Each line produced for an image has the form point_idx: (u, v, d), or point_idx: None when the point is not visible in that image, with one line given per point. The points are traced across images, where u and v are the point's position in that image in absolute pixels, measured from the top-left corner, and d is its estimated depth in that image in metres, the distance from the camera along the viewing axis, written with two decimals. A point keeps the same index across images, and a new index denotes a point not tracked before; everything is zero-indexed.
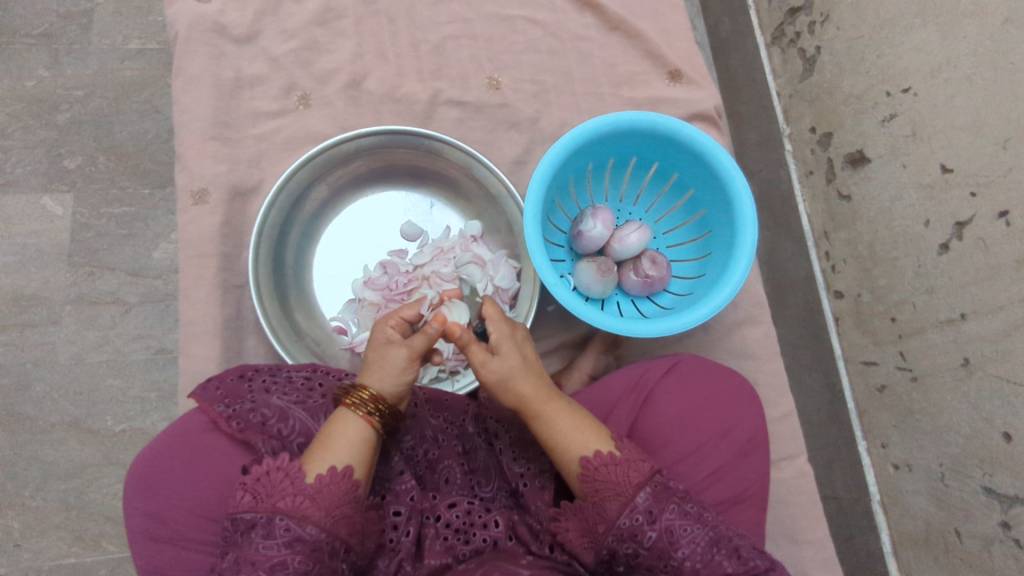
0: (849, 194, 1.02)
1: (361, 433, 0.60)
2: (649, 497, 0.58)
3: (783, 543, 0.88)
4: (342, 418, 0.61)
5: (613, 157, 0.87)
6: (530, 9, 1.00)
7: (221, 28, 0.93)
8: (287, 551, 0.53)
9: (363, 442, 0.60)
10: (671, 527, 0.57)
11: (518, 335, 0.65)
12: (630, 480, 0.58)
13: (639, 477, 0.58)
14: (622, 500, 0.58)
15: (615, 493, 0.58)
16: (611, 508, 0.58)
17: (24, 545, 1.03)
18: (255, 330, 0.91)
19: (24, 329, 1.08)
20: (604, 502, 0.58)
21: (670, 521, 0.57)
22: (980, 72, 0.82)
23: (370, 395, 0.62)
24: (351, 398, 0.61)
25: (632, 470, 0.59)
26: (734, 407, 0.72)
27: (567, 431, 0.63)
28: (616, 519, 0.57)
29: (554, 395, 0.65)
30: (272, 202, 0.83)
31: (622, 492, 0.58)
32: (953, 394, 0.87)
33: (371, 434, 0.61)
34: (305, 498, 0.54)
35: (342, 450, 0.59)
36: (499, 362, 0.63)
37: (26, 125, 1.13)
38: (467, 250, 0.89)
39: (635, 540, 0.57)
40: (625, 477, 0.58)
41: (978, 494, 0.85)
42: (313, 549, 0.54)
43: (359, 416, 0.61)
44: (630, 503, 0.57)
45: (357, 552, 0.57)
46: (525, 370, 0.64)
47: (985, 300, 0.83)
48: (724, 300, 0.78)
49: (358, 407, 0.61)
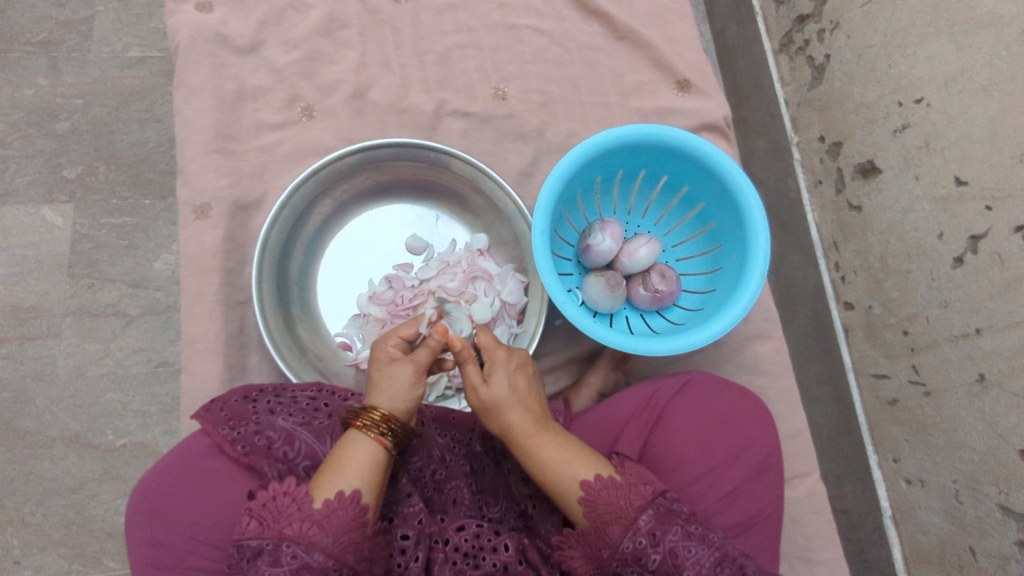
0: (860, 205, 1.00)
1: (373, 454, 0.58)
2: (652, 520, 0.56)
3: (795, 563, 0.87)
4: (353, 440, 0.59)
5: (621, 169, 0.86)
6: (536, 18, 0.99)
7: (223, 38, 0.92)
8: None
9: (373, 465, 0.58)
10: (674, 549, 0.55)
11: (511, 365, 0.63)
12: (631, 503, 0.57)
13: (641, 500, 0.58)
14: (624, 523, 0.56)
15: (616, 517, 0.57)
16: (613, 532, 0.57)
17: (24, 563, 1.02)
18: (258, 347, 0.89)
19: (24, 342, 1.07)
20: (606, 527, 0.57)
21: (673, 543, 0.55)
22: (995, 84, 0.80)
23: (380, 416, 0.59)
24: (362, 420, 0.59)
25: (634, 493, 0.58)
26: (746, 428, 0.71)
27: (553, 466, 0.60)
28: (619, 543, 0.56)
29: (545, 427, 0.62)
30: (273, 221, 0.82)
31: (624, 515, 0.57)
32: (967, 409, 0.86)
33: (383, 456, 0.59)
34: (312, 523, 0.53)
35: (352, 473, 0.57)
36: (486, 391, 0.62)
37: (26, 135, 1.12)
38: (474, 264, 0.88)
39: (639, 564, 0.55)
40: (626, 500, 0.57)
41: (993, 512, 0.83)
42: None
43: (370, 437, 0.58)
44: (632, 526, 0.56)
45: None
46: (514, 403, 0.62)
47: (1000, 315, 0.81)
48: (738, 316, 0.77)
49: (370, 427, 0.59)
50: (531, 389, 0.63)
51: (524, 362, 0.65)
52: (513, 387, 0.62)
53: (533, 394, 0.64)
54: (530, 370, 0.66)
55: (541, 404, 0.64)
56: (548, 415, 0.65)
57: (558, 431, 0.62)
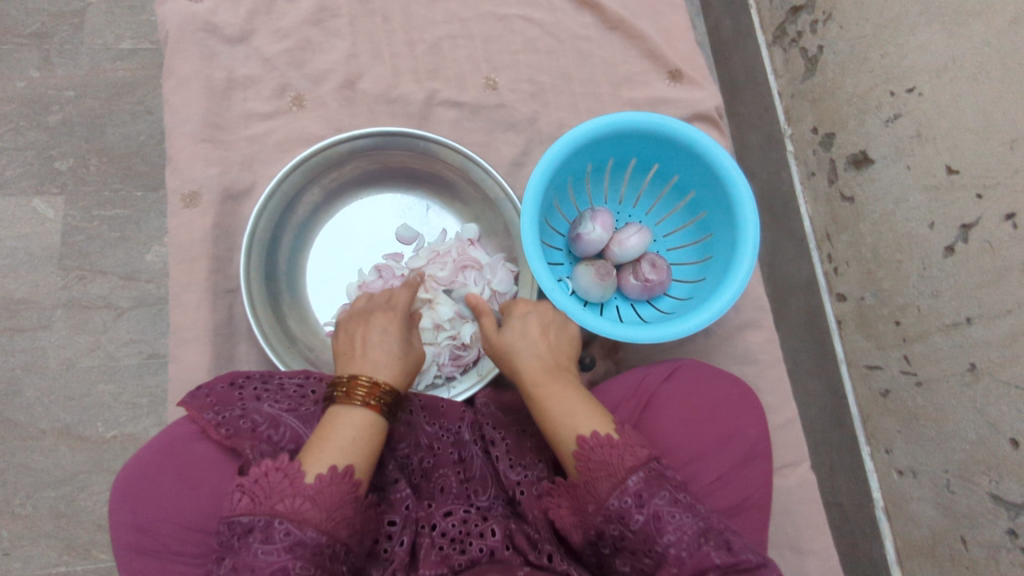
0: (852, 196, 1.00)
1: (360, 429, 0.58)
2: (641, 481, 0.55)
3: (786, 553, 0.86)
4: (337, 417, 0.58)
5: (612, 158, 0.85)
6: (528, 9, 0.98)
7: (213, 28, 0.92)
8: (288, 556, 0.50)
9: (363, 441, 0.57)
10: (658, 513, 0.53)
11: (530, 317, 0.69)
12: (623, 463, 0.56)
13: (633, 461, 0.56)
14: (613, 480, 0.55)
15: (606, 473, 0.56)
16: (601, 488, 0.56)
17: (14, 554, 1.01)
18: (247, 336, 0.89)
19: (14, 334, 1.06)
20: (595, 482, 0.56)
21: (658, 507, 0.53)
22: (985, 72, 0.80)
23: (367, 389, 0.60)
24: (348, 394, 0.60)
25: (628, 454, 0.56)
26: (736, 414, 0.71)
27: (558, 407, 0.61)
28: (605, 500, 0.55)
29: (556, 377, 0.64)
30: (262, 209, 0.81)
31: (614, 473, 0.56)
32: (959, 399, 0.85)
33: (369, 429, 0.59)
34: (305, 499, 0.51)
35: (343, 448, 0.56)
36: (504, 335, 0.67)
37: (16, 127, 1.12)
38: (464, 253, 0.87)
39: (621, 523, 0.54)
40: (619, 459, 0.56)
41: (984, 501, 0.83)
42: (314, 553, 0.51)
43: (355, 411, 0.59)
44: (620, 485, 0.55)
45: (356, 553, 0.55)
46: (528, 348, 0.66)
47: (991, 304, 0.81)
48: (726, 304, 0.76)
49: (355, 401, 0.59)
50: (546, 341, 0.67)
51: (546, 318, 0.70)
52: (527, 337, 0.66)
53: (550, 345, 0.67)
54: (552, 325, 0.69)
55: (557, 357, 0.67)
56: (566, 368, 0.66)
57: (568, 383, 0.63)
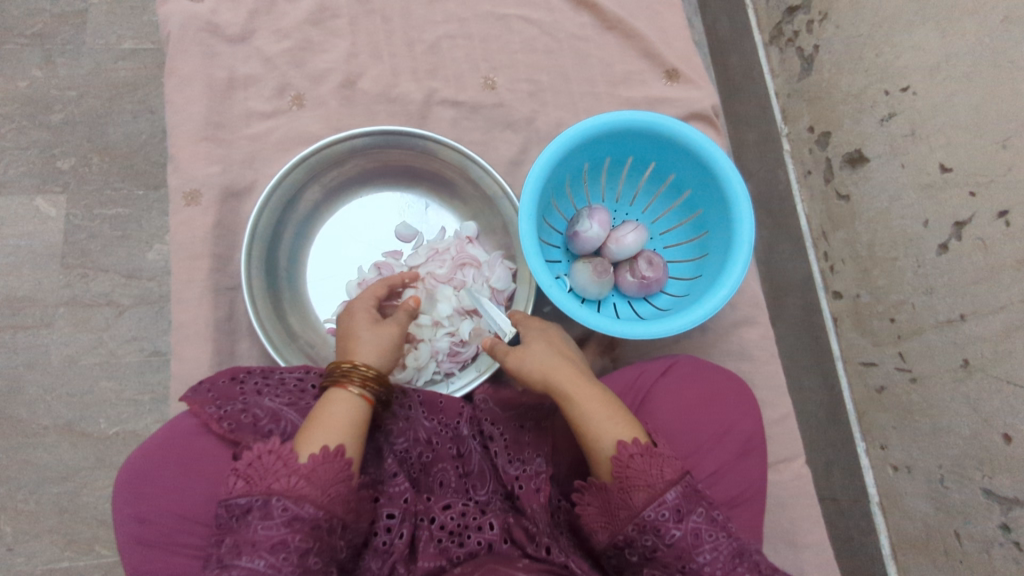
0: (848, 194, 1.01)
1: (352, 409, 0.60)
2: (679, 496, 0.56)
3: (782, 547, 0.87)
4: (331, 399, 0.60)
5: (608, 156, 0.86)
6: (526, 9, 0.99)
7: (214, 27, 0.93)
8: (287, 530, 0.51)
9: (354, 419, 0.59)
10: (696, 530, 0.55)
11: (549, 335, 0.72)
12: (663, 476, 0.56)
13: (672, 474, 0.57)
14: (651, 492, 0.56)
15: (645, 484, 0.56)
16: (637, 498, 0.56)
17: (16, 550, 1.02)
18: (248, 333, 0.90)
19: (18, 331, 1.07)
20: (632, 491, 0.56)
21: (697, 524, 0.55)
22: (978, 71, 0.81)
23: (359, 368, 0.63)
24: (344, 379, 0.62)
25: (667, 466, 0.57)
26: (731, 409, 0.72)
27: (595, 414, 0.62)
28: (641, 510, 0.56)
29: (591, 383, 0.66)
30: (262, 207, 0.82)
31: (652, 484, 0.56)
32: (953, 395, 0.86)
33: (359, 413, 0.60)
34: (300, 478, 0.52)
35: (334, 430, 0.57)
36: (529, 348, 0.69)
37: (19, 126, 1.13)
38: (462, 250, 0.88)
39: (656, 535, 0.55)
40: (658, 472, 0.57)
41: (977, 496, 0.84)
42: (312, 527, 0.52)
43: (349, 394, 0.60)
44: (659, 497, 0.56)
45: (351, 530, 0.56)
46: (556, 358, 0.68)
47: (984, 300, 0.82)
48: (722, 301, 0.77)
49: (351, 385, 0.61)
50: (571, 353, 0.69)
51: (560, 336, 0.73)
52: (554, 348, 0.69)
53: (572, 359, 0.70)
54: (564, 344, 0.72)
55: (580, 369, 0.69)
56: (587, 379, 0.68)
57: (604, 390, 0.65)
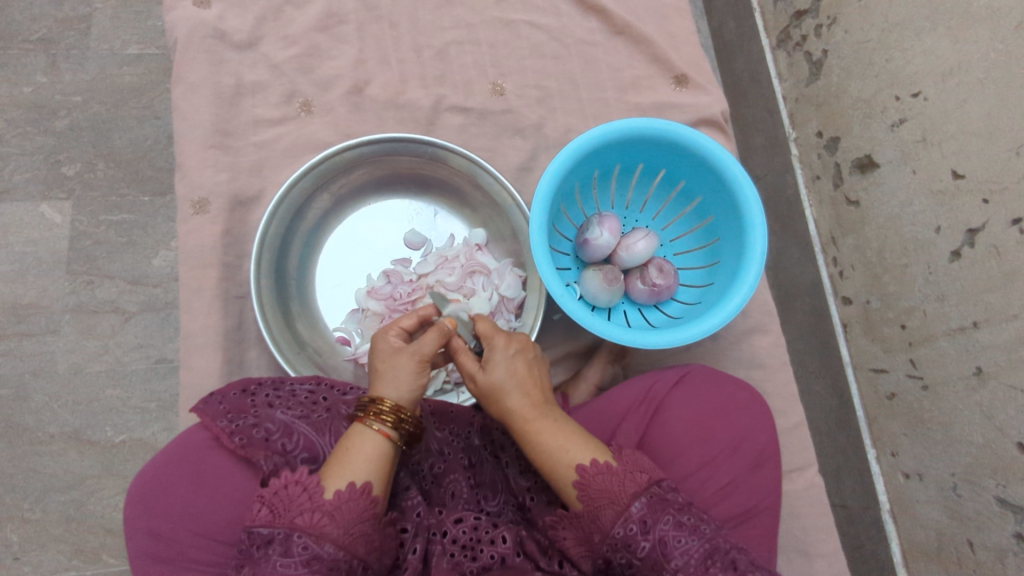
0: (857, 200, 1.01)
1: (378, 447, 0.59)
2: (644, 507, 0.57)
3: (794, 556, 0.88)
4: (360, 432, 0.59)
5: (619, 163, 0.86)
6: (534, 14, 0.99)
7: (221, 34, 0.92)
8: (305, 571, 0.52)
9: (380, 457, 0.59)
10: (664, 538, 0.56)
11: (509, 349, 0.64)
12: (625, 490, 0.57)
13: (635, 487, 0.57)
14: (616, 508, 0.57)
15: (609, 502, 0.57)
16: (605, 517, 0.57)
17: (24, 559, 1.02)
18: (257, 342, 0.89)
19: (24, 338, 1.07)
20: (599, 511, 0.58)
21: (664, 532, 0.56)
22: (991, 78, 0.81)
23: (390, 406, 0.60)
24: (371, 413, 0.60)
25: (629, 480, 0.58)
26: (740, 421, 0.71)
27: (551, 443, 0.61)
28: (610, 528, 0.57)
29: (545, 410, 0.62)
30: (272, 215, 0.82)
31: (616, 501, 0.57)
32: (965, 402, 0.86)
33: (390, 449, 0.60)
34: (323, 514, 0.53)
35: (361, 466, 0.57)
36: (485, 376, 0.63)
37: (24, 132, 1.12)
38: (472, 259, 0.88)
39: (629, 550, 0.57)
40: (620, 487, 0.57)
41: (991, 505, 0.83)
42: (330, 568, 0.53)
43: (376, 430, 0.59)
44: (624, 513, 0.57)
45: (374, 570, 0.56)
46: (515, 386, 0.62)
47: (997, 307, 0.82)
48: (735, 309, 0.77)
49: (376, 421, 0.60)
50: (531, 373, 0.64)
51: (525, 346, 0.65)
52: (512, 370, 0.63)
53: (534, 377, 0.64)
54: (532, 353, 0.66)
55: (543, 386, 0.64)
56: (551, 399, 0.65)
57: (557, 418, 0.62)
